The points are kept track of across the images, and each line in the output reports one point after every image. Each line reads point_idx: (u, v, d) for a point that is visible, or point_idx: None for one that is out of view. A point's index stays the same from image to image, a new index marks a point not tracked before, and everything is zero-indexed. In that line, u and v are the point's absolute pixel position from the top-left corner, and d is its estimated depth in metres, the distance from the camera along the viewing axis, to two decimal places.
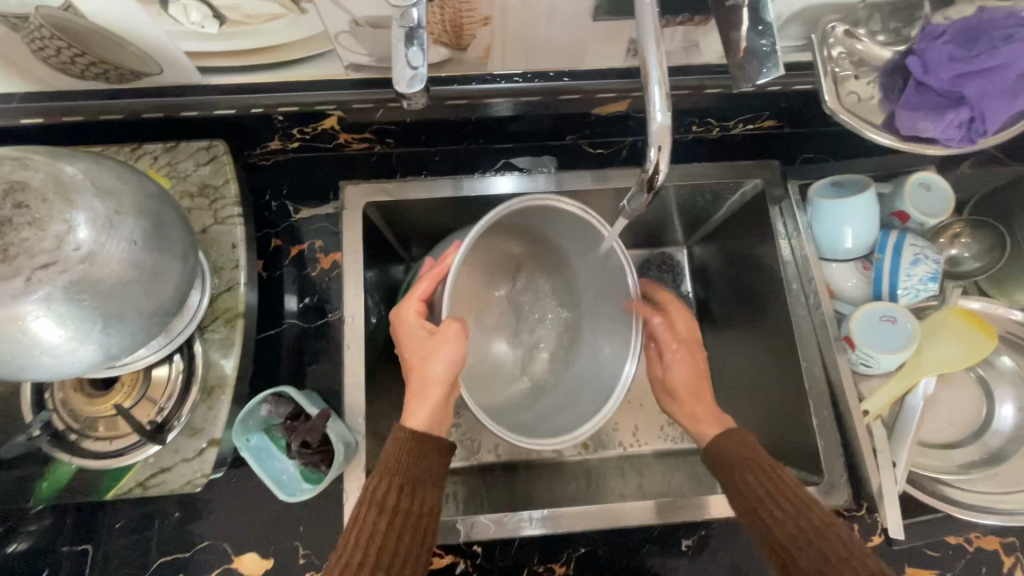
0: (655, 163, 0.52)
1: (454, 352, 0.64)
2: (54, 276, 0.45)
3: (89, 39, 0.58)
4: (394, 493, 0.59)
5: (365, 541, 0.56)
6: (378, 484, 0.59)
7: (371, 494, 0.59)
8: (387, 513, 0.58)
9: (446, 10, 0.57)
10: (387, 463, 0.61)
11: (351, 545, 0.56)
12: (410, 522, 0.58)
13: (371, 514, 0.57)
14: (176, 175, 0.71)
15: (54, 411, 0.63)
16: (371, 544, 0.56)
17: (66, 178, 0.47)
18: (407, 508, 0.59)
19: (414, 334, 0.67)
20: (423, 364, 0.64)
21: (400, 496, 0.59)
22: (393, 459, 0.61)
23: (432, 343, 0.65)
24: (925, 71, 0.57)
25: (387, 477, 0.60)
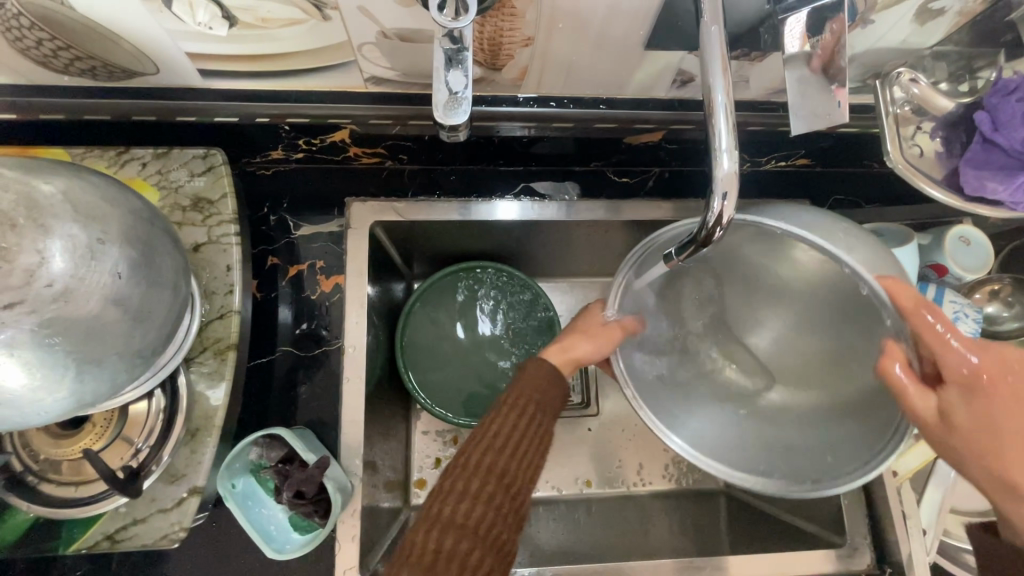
0: (717, 214, 0.47)
1: (597, 347, 0.61)
2: (21, 317, 0.38)
3: (78, 32, 0.51)
4: (535, 406, 0.58)
5: (503, 437, 0.55)
6: (515, 390, 0.59)
7: (513, 397, 0.58)
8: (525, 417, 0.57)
9: (486, 28, 0.52)
10: (525, 373, 0.60)
11: (488, 441, 0.55)
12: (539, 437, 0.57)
13: (509, 412, 0.57)
14: (166, 186, 0.64)
15: (13, 452, 0.56)
16: (509, 444, 0.55)
17: (40, 198, 0.40)
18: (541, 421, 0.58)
19: (579, 322, 0.65)
20: (564, 340, 0.63)
21: (538, 407, 0.58)
22: (531, 376, 0.60)
23: (571, 332, 0.63)
24: (994, 128, 0.53)
25: (524, 391, 0.59)
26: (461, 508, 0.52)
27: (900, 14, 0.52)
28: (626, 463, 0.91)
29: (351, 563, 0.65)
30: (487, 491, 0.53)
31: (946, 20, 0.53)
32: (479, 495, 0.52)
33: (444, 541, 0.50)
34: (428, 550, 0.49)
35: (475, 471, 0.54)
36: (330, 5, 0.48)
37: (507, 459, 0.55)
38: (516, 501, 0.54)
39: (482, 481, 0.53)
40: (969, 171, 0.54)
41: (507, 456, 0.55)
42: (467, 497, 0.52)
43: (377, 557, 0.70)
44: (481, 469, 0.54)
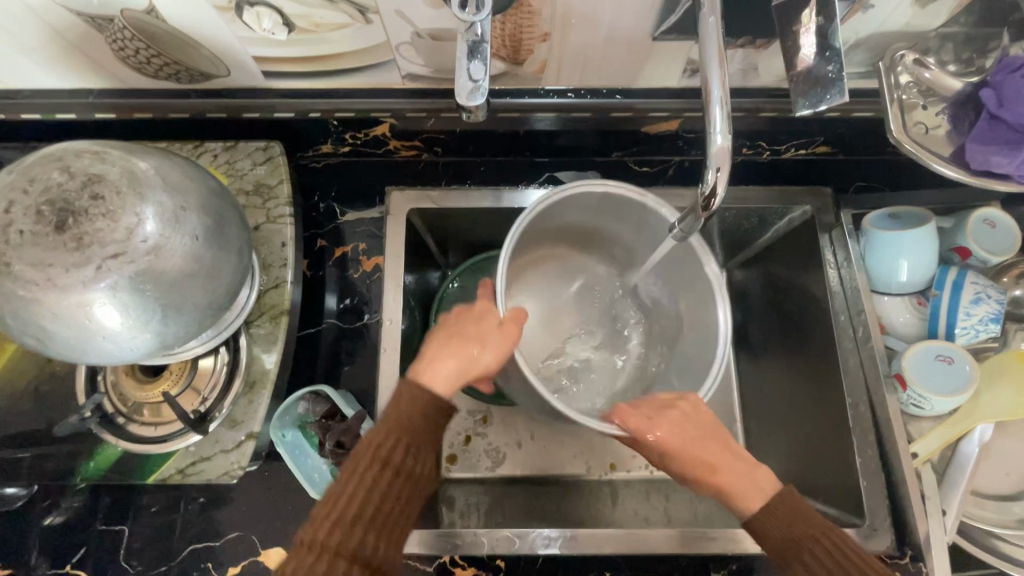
0: (712, 185, 0.52)
1: (500, 353, 0.62)
2: (122, 267, 0.47)
3: (168, 41, 0.61)
4: (399, 455, 0.56)
5: (350, 505, 0.53)
6: (369, 444, 0.56)
7: (365, 460, 0.55)
8: (389, 471, 0.55)
9: (507, 25, 0.58)
10: (387, 425, 0.57)
11: (333, 515, 0.52)
12: (399, 492, 0.55)
13: (367, 470, 0.55)
14: (233, 174, 0.74)
15: (107, 395, 0.66)
16: (362, 503, 0.53)
17: (139, 173, 0.50)
18: (411, 466, 0.57)
19: (464, 327, 0.63)
20: (457, 356, 0.61)
21: (399, 460, 0.56)
22: (390, 423, 0.57)
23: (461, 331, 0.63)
24: (1000, 104, 0.55)
25: (382, 438, 0.56)
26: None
27: None
28: None
29: None
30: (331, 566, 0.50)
31: (949, 2, 0.55)
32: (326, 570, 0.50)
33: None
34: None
35: (313, 554, 0.51)
36: (372, 10, 0.56)
37: (358, 526, 0.53)
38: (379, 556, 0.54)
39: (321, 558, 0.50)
40: (974, 147, 0.56)
41: (361, 521, 0.53)
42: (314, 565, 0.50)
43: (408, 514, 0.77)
44: (324, 544, 0.51)
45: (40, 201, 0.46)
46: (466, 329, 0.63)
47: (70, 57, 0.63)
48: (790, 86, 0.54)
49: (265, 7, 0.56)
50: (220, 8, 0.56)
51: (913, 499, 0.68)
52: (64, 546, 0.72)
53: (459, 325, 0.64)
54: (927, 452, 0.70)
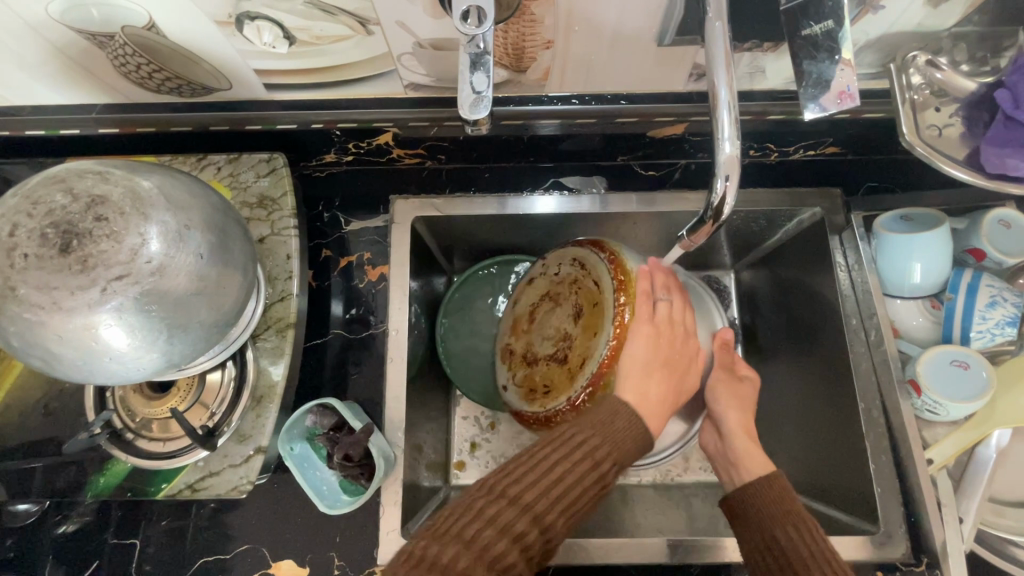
0: (721, 194, 0.51)
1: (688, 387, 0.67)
2: (126, 288, 0.47)
3: (168, 56, 0.60)
4: (611, 463, 0.56)
5: (549, 476, 0.53)
6: (586, 434, 0.57)
7: (593, 446, 0.56)
8: (590, 457, 0.55)
9: (509, 34, 0.58)
10: (605, 425, 0.57)
11: (539, 481, 0.53)
12: (593, 494, 0.55)
13: (572, 455, 0.55)
14: (237, 186, 0.73)
15: (114, 410, 0.66)
16: (565, 487, 0.53)
17: (142, 192, 0.49)
18: (609, 478, 0.56)
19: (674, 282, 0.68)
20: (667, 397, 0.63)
21: (611, 469, 0.56)
22: (614, 428, 0.57)
23: (666, 285, 0.66)
24: (1016, 105, 0.54)
25: (602, 431, 0.57)
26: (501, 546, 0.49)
27: None
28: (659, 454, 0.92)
29: (393, 525, 0.72)
30: (526, 532, 0.51)
31: (961, 2, 0.54)
32: (513, 531, 0.50)
33: (449, 565, 0.47)
34: (433, 562, 0.47)
35: (492, 519, 0.50)
36: (372, 21, 0.55)
37: (558, 510, 0.53)
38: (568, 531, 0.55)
39: (520, 516, 0.51)
40: (990, 149, 0.55)
41: (572, 500, 0.53)
42: (494, 522, 0.50)
43: (419, 522, 0.76)
44: (527, 506, 0.52)
45: (44, 224, 0.45)
46: (676, 365, 0.64)
47: (74, 73, 0.63)
48: (799, 91, 0.53)
49: (265, 21, 0.55)
50: (221, 22, 0.55)
51: (929, 505, 0.67)
52: (76, 560, 0.73)
53: (668, 358, 0.64)
54: (943, 458, 0.69)
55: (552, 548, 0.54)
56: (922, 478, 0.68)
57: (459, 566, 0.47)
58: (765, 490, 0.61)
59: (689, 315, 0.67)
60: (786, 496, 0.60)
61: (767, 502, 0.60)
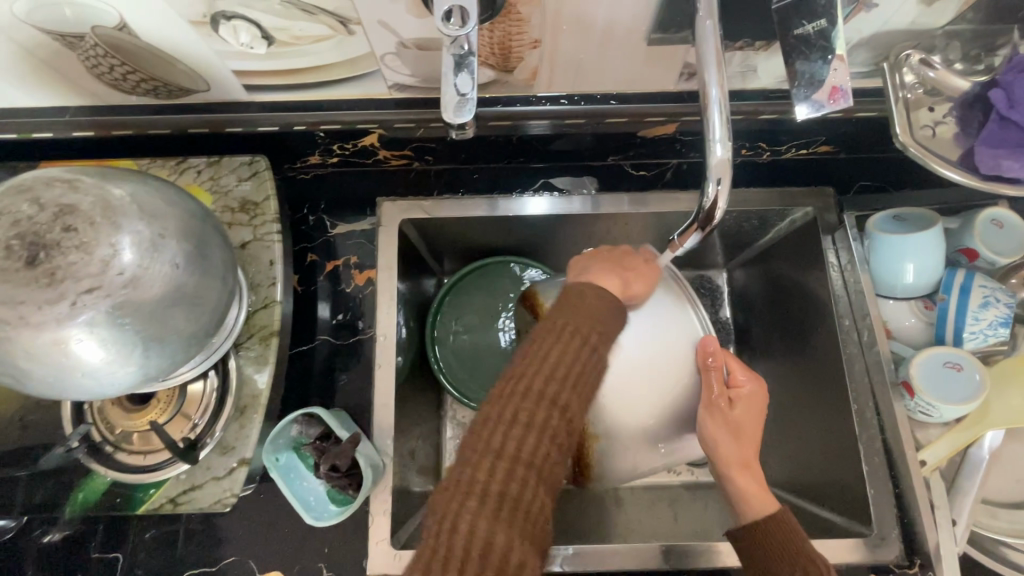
0: (712, 198, 0.50)
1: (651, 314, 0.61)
2: (98, 301, 0.45)
3: (142, 57, 0.58)
4: (599, 340, 0.53)
5: (550, 366, 0.50)
6: (565, 316, 0.54)
7: (576, 324, 0.53)
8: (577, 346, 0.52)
9: (495, 33, 0.56)
10: (581, 306, 0.54)
11: (541, 370, 0.50)
12: (597, 367, 0.52)
13: (561, 343, 0.51)
14: (218, 191, 0.71)
15: (92, 423, 0.65)
16: (557, 365, 0.50)
17: (113, 200, 0.47)
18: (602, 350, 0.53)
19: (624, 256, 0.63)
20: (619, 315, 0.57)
21: (598, 343, 0.53)
22: (584, 304, 0.55)
23: (610, 264, 0.62)
24: (1010, 105, 0.53)
25: (574, 312, 0.54)
26: (510, 433, 0.47)
27: None
28: None
29: (382, 535, 0.70)
30: (544, 421, 0.48)
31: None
32: (535, 423, 0.47)
33: (489, 484, 0.45)
34: (475, 484, 0.45)
35: (512, 419, 0.47)
36: (353, 21, 0.53)
37: (570, 390, 0.50)
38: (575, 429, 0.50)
39: (534, 407, 0.48)
40: (983, 150, 0.54)
41: (569, 389, 0.50)
42: (512, 435, 0.47)
43: (409, 531, 0.75)
44: (540, 395, 0.49)
45: (8, 235, 0.43)
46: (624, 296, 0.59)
47: (44, 75, 0.61)
48: (792, 90, 0.52)
49: (242, 21, 0.53)
50: (195, 22, 0.53)
51: (922, 508, 0.67)
52: None
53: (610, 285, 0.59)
54: (936, 460, 0.69)
55: (580, 427, 0.51)
56: (915, 480, 0.68)
57: (497, 485, 0.45)
58: (770, 533, 0.59)
59: (637, 268, 0.62)
60: (790, 543, 0.58)
61: (771, 550, 0.58)
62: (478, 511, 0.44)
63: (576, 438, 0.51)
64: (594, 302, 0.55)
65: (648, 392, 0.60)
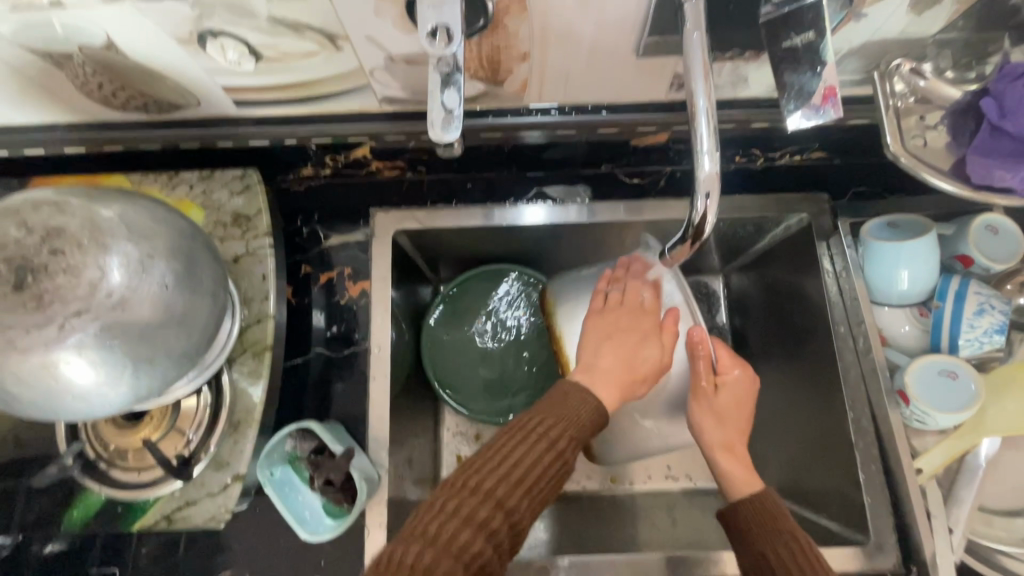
0: (702, 212, 0.50)
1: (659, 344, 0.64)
2: (86, 323, 0.45)
3: (130, 74, 0.58)
4: (568, 443, 0.56)
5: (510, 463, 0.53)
6: (538, 416, 0.57)
7: (547, 424, 0.56)
8: (543, 441, 0.55)
9: (483, 47, 0.56)
10: (560, 406, 0.58)
11: (499, 470, 0.53)
12: (558, 471, 0.55)
13: (527, 439, 0.55)
14: (210, 205, 0.71)
15: (87, 441, 0.65)
16: (521, 467, 0.53)
17: (101, 222, 0.47)
18: (569, 457, 0.56)
19: (626, 320, 0.65)
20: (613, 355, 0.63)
21: (568, 447, 0.56)
22: (569, 406, 0.58)
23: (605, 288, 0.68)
24: (1002, 114, 0.53)
25: (555, 418, 0.57)
26: (446, 528, 0.49)
27: (893, 5, 0.51)
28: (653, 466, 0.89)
29: (378, 547, 0.70)
30: (491, 518, 0.50)
31: (945, 8, 0.52)
32: (477, 519, 0.50)
33: (416, 565, 0.47)
34: (402, 566, 0.47)
35: (453, 512, 0.50)
36: (341, 37, 0.53)
37: (519, 493, 0.52)
38: (516, 537, 0.52)
39: (484, 504, 0.51)
40: (974, 160, 0.54)
41: (524, 491, 0.52)
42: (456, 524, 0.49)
43: None
44: (493, 494, 0.51)
45: None
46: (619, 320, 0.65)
47: (34, 93, 0.61)
48: (781, 101, 0.51)
49: (229, 38, 0.53)
50: (183, 40, 0.53)
51: (919, 516, 0.67)
52: None
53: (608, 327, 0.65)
54: (932, 467, 0.69)
55: (521, 532, 0.53)
56: (912, 489, 0.68)
57: (422, 567, 0.47)
58: (750, 504, 0.60)
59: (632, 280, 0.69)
60: (771, 512, 0.59)
61: (755, 522, 0.58)
62: (426, 545, 0.48)
63: (518, 537, 0.53)
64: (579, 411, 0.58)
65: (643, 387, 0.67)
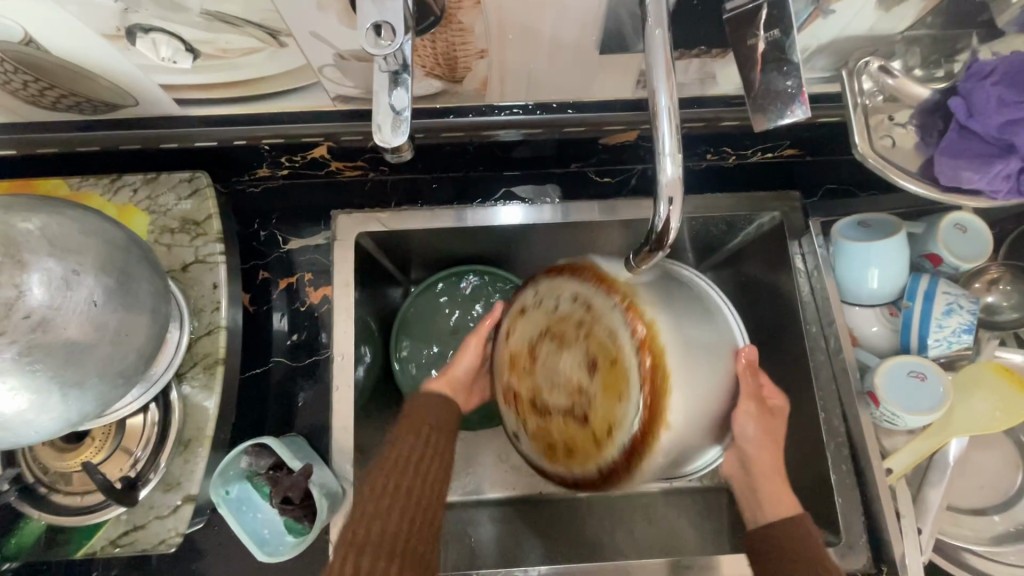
0: (664, 218, 0.47)
1: None
2: (2, 347, 0.42)
3: (58, 73, 0.54)
4: (432, 434, 0.64)
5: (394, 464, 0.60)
6: (397, 438, 0.64)
7: (406, 437, 0.64)
8: (405, 450, 0.61)
9: (438, 44, 0.53)
10: (411, 421, 0.65)
11: (389, 476, 0.59)
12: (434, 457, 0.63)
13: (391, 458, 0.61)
14: (155, 210, 0.67)
15: (25, 465, 0.61)
16: (393, 476, 0.59)
17: (18, 235, 0.44)
18: (436, 444, 0.64)
19: None
20: None
21: (431, 437, 0.64)
22: (420, 411, 0.66)
23: None
24: (970, 114, 0.52)
25: (416, 423, 0.65)
26: (368, 558, 0.54)
27: (861, 2, 0.50)
28: None
29: None
30: (396, 528, 0.56)
31: (913, 5, 0.51)
32: (386, 531, 0.55)
33: None
34: None
35: (367, 539, 0.55)
36: (284, 33, 0.50)
37: (404, 494, 0.58)
38: (428, 517, 0.58)
39: (380, 523, 0.56)
40: (945, 161, 0.53)
41: (409, 489, 0.59)
42: (381, 515, 0.56)
43: None
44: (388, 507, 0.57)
45: None
46: None
47: None
48: (750, 103, 0.50)
49: (161, 34, 0.49)
50: (110, 36, 0.49)
51: (889, 517, 0.67)
52: None
53: None
54: (903, 466, 0.68)
55: (436, 518, 0.59)
56: (882, 490, 0.67)
57: None
58: (783, 531, 0.59)
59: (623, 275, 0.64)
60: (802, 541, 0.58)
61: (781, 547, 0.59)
62: None
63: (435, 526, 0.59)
64: (427, 410, 0.66)
65: (692, 361, 0.54)
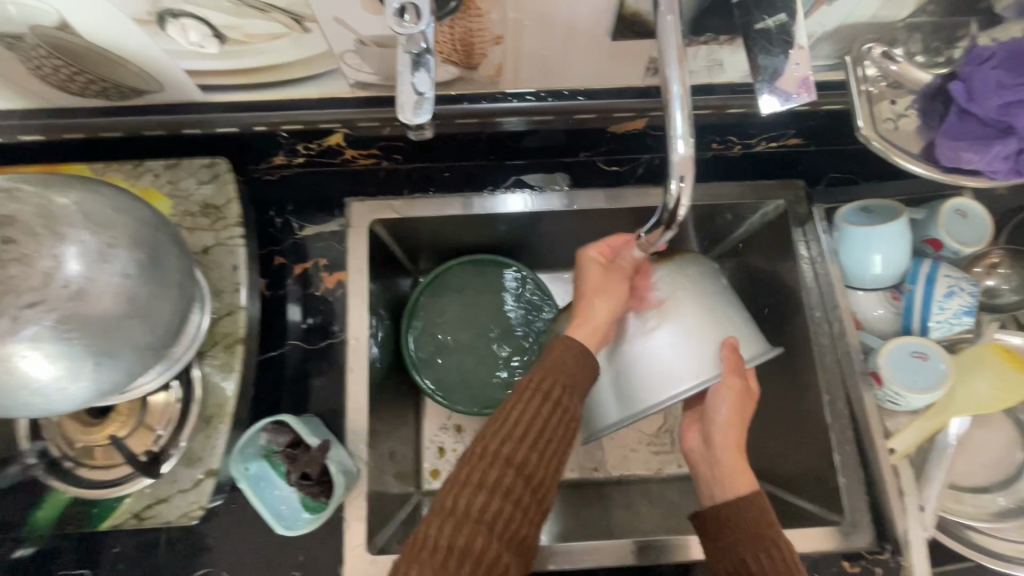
0: (676, 195, 0.50)
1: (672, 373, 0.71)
2: (41, 315, 0.43)
3: (90, 59, 0.56)
4: (563, 392, 0.59)
5: (523, 425, 0.56)
6: (536, 371, 0.60)
7: (548, 380, 0.59)
8: (542, 398, 0.58)
9: (456, 29, 0.55)
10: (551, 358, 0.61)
11: (504, 429, 0.56)
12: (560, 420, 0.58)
13: (531, 398, 0.58)
14: (177, 194, 0.69)
15: (52, 439, 0.63)
16: (519, 428, 0.56)
17: (56, 210, 0.46)
18: (566, 405, 0.59)
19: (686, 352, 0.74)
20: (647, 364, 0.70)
21: (561, 394, 0.59)
22: (558, 363, 0.60)
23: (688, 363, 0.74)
24: (969, 98, 0.54)
25: (553, 376, 0.59)
26: (477, 498, 0.53)
27: None
28: (640, 452, 0.89)
29: (359, 540, 0.69)
30: (506, 482, 0.54)
31: None
32: (498, 486, 0.54)
33: (442, 537, 0.51)
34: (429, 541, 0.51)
35: (477, 484, 0.54)
36: (308, 18, 0.52)
37: (525, 448, 0.56)
38: (538, 497, 0.56)
39: (497, 469, 0.54)
40: (946, 143, 0.55)
41: (530, 445, 0.56)
42: (495, 471, 0.55)
43: (387, 536, 0.74)
44: (505, 459, 0.55)
45: None
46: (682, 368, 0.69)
47: None
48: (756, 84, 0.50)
49: (190, 18, 0.51)
50: (141, 21, 0.51)
51: (893, 495, 0.68)
52: None
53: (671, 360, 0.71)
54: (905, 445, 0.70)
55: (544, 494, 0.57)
56: (887, 469, 0.69)
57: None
58: (741, 510, 0.59)
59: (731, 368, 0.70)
60: (762, 517, 0.58)
61: (735, 525, 0.59)
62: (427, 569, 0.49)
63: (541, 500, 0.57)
64: (567, 357, 0.60)
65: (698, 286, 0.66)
